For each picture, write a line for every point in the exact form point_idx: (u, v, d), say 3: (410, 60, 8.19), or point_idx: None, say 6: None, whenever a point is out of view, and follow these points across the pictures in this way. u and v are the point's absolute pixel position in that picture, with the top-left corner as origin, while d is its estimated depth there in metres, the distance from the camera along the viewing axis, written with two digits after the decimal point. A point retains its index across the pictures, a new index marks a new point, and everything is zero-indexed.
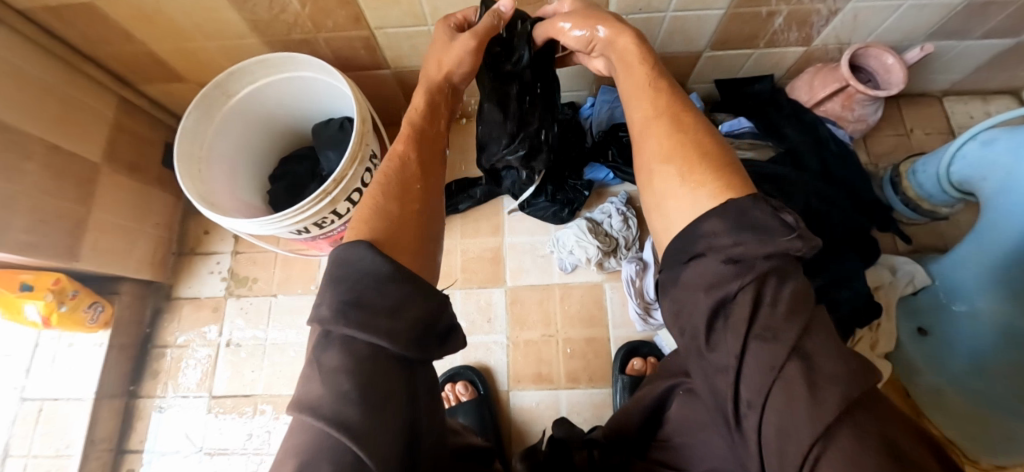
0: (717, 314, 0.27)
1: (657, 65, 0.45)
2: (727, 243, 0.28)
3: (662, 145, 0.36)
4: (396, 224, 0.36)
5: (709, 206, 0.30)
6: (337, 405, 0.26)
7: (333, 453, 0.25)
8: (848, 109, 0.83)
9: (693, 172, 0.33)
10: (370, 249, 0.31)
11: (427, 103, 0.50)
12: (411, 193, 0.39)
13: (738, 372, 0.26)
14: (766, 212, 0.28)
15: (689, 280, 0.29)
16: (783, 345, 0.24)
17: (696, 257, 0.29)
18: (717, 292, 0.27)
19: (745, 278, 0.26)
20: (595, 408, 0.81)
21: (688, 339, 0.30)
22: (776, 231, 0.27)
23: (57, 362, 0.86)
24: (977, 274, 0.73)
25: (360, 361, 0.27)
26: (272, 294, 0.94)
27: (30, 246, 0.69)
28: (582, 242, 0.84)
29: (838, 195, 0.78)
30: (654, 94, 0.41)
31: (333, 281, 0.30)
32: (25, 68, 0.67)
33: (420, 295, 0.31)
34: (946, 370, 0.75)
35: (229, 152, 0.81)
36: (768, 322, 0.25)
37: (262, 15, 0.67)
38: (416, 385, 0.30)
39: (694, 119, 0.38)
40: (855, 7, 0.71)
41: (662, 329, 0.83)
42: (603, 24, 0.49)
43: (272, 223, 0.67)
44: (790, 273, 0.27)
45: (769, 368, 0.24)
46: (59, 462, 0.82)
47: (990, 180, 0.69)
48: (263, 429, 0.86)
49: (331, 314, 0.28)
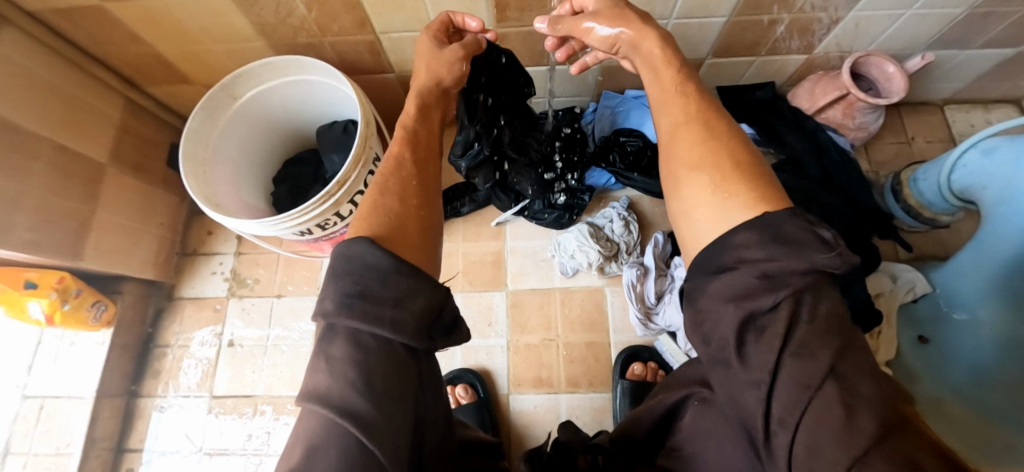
0: (746, 329, 0.27)
1: (684, 67, 0.44)
2: (760, 257, 0.27)
3: (691, 152, 0.36)
4: (396, 222, 0.36)
5: (743, 216, 0.30)
6: (343, 395, 0.27)
7: (343, 439, 0.27)
8: (848, 117, 0.83)
9: (725, 180, 0.32)
10: (372, 245, 0.32)
11: (417, 106, 0.49)
12: (409, 190, 0.40)
13: (771, 387, 0.25)
14: (799, 227, 0.27)
15: (717, 292, 0.28)
16: (820, 363, 0.24)
17: (726, 270, 0.28)
18: (749, 305, 0.26)
19: (782, 293, 0.25)
20: (595, 413, 0.81)
21: (711, 352, 0.29)
22: (813, 246, 0.26)
23: (59, 361, 0.86)
24: (979, 283, 0.73)
25: (366, 353, 0.28)
26: (274, 295, 0.94)
27: (34, 245, 0.70)
28: (583, 246, 0.84)
29: (839, 202, 0.78)
30: (684, 99, 0.40)
31: (337, 274, 0.31)
32: (34, 69, 0.68)
33: (424, 288, 0.31)
34: (948, 380, 0.75)
35: (233, 153, 0.82)
36: (804, 338, 0.25)
37: (269, 19, 0.68)
38: (422, 374, 0.31)
39: (726, 125, 0.37)
40: (856, 16, 0.72)
41: (662, 334, 0.83)
42: (627, 25, 0.47)
43: (275, 225, 0.67)
44: (823, 288, 0.27)
45: (806, 386, 0.24)
46: (59, 461, 0.82)
47: (990, 190, 0.70)
48: (262, 430, 0.86)
49: (336, 308, 0.29)
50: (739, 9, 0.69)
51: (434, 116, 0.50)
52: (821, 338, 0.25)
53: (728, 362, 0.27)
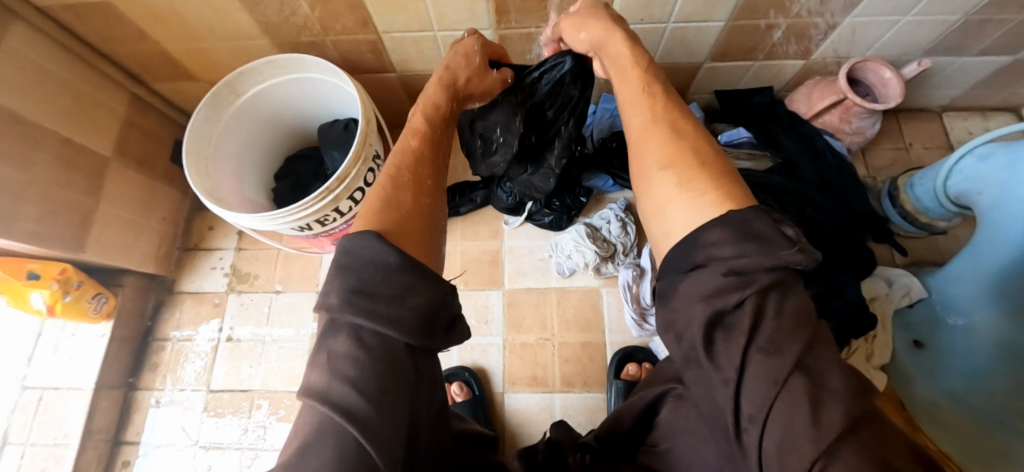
0: (714, 327, 0.27)
1: (652, 69, 0.45)
2: (728, 254, 0.27)
3: (661, 152, 0.36)
4: (404, 218, 0.36)
5: (711, 214, 0.30)
6: (342, 392, 0.27)
7: (339, 437, 0.26)
8: (845, 121, 0.84)
9: (692, 180, 0.33)
10: (379, 240, 0.32)
11: (442, 98, 0.50)
12: (422, 187, 0.40)
13: (740, 384, 0.26)
14: (767, 225, 0.27)
15: (688, 291, 0.29)
16: (787, 359, 0.24)
17: (695, 268, 0.29)
18: (717, 303, 0.27)
19: (748, 290, 0.26)
20: (589, 413, 0.81)
21: (686, 351, 0.29)
22: (778, 243, 0.27)
23: (60, 352, 0.87)
24: (973, 288, 0.74)
25: (366, 349, 0.28)
26: (273, 291, 0.95)
27: (37, 236, 0.71)
28: (580, 246, 0.85)
29: (835, 206, 0.78)
30: (651, 100, 0.41)
31: (340, 270, 0.31)
32: (42, 63, 0.69)
33: (425, 285, 0.32)
34: (942, 383, 0.75)
35: (235, 150, 0.82)
36: (772, 334, 0.25)
37: (272, 17, 0.69)
38: (421, 373, 0.31)
39: (692, 127, 0.38)
40: (853, 22, 0.73)
41: (657, 336, 0.83)
42: (590, 29, 0.51)
43: (273, 220, 0.68)
44: (790, 286, 0.27)
45: (773, 382, 0.24)
46: (56, 452, 0.83)
47: (984, 195, 0.71)
48: (258, 425, 0.87)
49: (338, 303, 0.29)
50: (737, 13, 0.70)
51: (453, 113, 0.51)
52: (789, 333, 0.25)
53: (701, 360, 0.28)
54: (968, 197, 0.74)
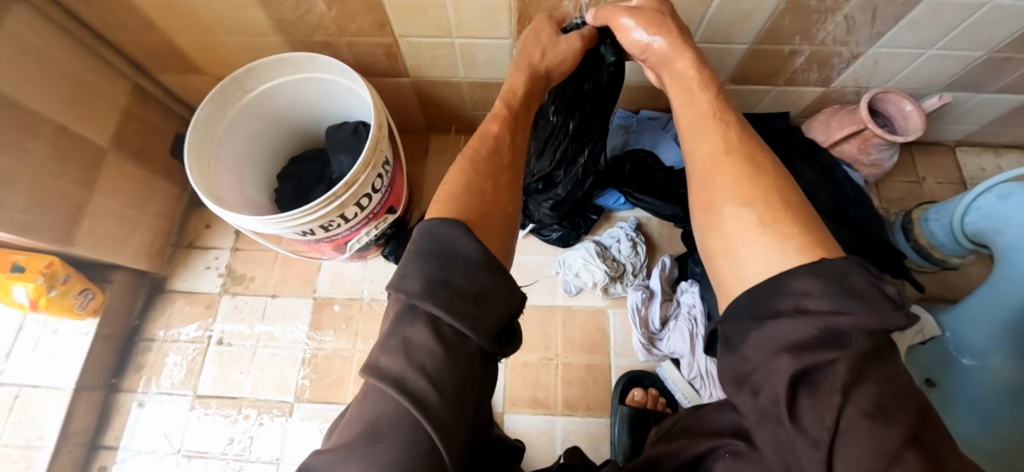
0: (799, 383, 0.25)
1: (719, 92, 0.45)
2: (824, 309, 0.26)
3: (736, 187, 0.36)
4: (486, 213, 0.37)
5: (795, 260, 0.29)
6: (419, 385, 0.26)
7: (413, 434, 0.26)
8: (864, 152, 0.83)
9: (775, 220, 0.32)
10: (467, 233, 0.32)
11: (525, 88, 0.50)
12: (502, 180, 0.42)
13: (832, 449, 0.24)
14: (866, 279, 0.26)
15: (766, 339, 0.27)
16: (899, 431, 0.23)
17: (778, 315, 0.27)
18: (807, 358, 0.25)
19: (848, 351, 0.24)
20: (591, 439, 0.79)
21: (762, 406, 0.27)
22: (882, 302, 0.25)
23: (40, 348, 0.83)
24: (989, 329, 0.73)
25: (445, 346, 0.28)
26: (268, 294, 0.92)
27: (25, 227, 0.67)
28: (589, 265, 0.83)
29: (850, 238, 0.77)
30: (724, 129, 0.41)
31: (424, 255, 0.31)
32: (44, 48, 0.67)
33: (506, 290, 0.31)
34: (953, 425, 0.72)
35: (238, 148, 0.80)
36: (878, 400, 0.23)
37: (287, 14, 0.67)
38: (487, 379, 0.30)
39: (770, 163, 0.37)
40: (876, 53, 0.72)
41: (665, 361, 0.81)
42: (663, 35, 0.47)
43: (278, 223, 0.65)
44: (889, 352, 0.26)
45: (883, 454, 0.22)
46: (29, 454, 0.78)
47: (1005, 234, 0.70)
48: (245, 435, 0.83)
49: (420, 290, 0.29)
50: (761, 37, 0.69)
51: (533, 104, 0.51)
52: (899, 403, 0.24)
53: (782, 419, 0.26)
54: (986, 236, 0.73)
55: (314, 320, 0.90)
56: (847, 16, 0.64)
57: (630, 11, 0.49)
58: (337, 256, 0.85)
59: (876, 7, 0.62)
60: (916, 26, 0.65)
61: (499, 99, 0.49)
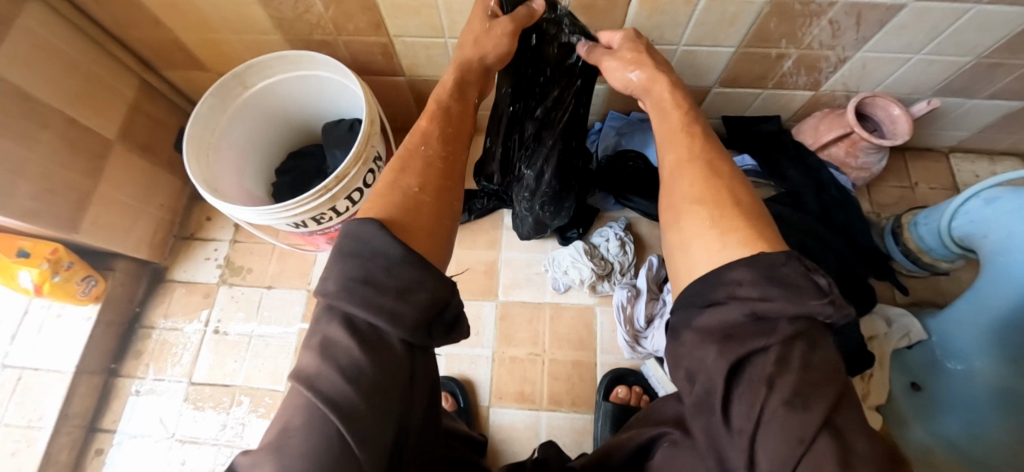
0: (735, 374, 0.28)
1: (692, 110, 0.46)
2: (752, 295, 0.29)
3: (692, 188, 0.39)
4: (409, 207, 0.38)
5: (738, 253, 0.32)
6: (333, 384, 0.28)
7: (323, 428, 0.27)
8: (851, 155, 0.84)
9: (725, 217, 0.35)
10: (381, 230, 0.33)
11: (455, 80, 0.51)
12: (429, 171, 0.42)
13: (754, 437, 0.26)
14: (796, 270, 0.29)
15: (705, 326, 0.30)
16: (814, 416, 0.25)
17: (714, 304, 0.30)
18: (738, 348, 0.28)
19: (773, 336, 0.27)
20: (575, 434, 0.79)
21: (698, 395, 0.30)
22: (809, 292, 0.28)
23: (43, 332, 0.86)
24: (980, 336, 0.72)
25: (363, 341, 0.29)
26: (265, 286, 0.94)
27: (33, 213, 0.70)
28: (577, 263, 0.84)
29: (834, 239, 0.77)
30: (691, 139, 0.43)
31: (344, 256, 0.32)
32: (55, 42, 0.70)
33: (430, 283, 0.32)
34: (937, 429, 0.73)
35: (239, 141, 0.83)
36: (797, 386, 0.26)
37: (287, 14, 0.70)
38: (414, 371, 0.32)
39: (728, 168, 0.40)
40: (863, 57, 0.73)
41: (649, 359, 0.82)
42: (640, 69, 0.51)
43: (272, 214, 0.67)
44: (818, 340, 0.28)
45: (798, 440, 0.25)
46: (29, 434, 0.81)
47: (990, 238, 0.69)
48: (238, 422, 0.85)
49: (339, 290, 0.31)
50: (748, 40, 0.70)
51: (470, 93, 0.52)
52: (817, 387, 0.26)
53: (715, 407, 0.29)
54: (972, 240, 0.73)
55: (308, 312, 0.92)
56: (832, 20, 0.64)
57: (612, 55, 0.54)
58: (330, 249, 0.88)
59: (861, 12, 0.62)
60: (900, 31, 0.66)
61: (432, 96, 0.50)
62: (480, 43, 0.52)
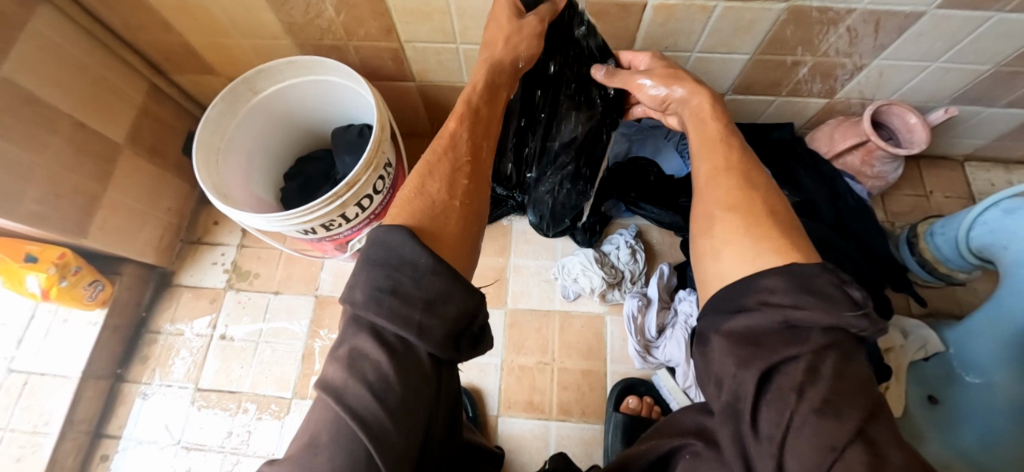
0: (765, 382, 0.27)
1: (729, 122, 0.46)
2: (784, 303, 0.28)
3: (726, 196, 0.38)
4: (437, 215, 0.38)
5: (773, 260, 0.31)
6: (358, 398, 0.27)
7: (350, 444, 0.27)
8: (867, 165, 0.83)
9: (758, 226, 0.34)
10: (411, 239, 0.33)
11: (486, 82, 0.50)
12: (457, 176, 0.42)
13: (785, 444, 0.25)
14: (831, 282, 0.28)
15: (733, 332, 0.29)
16: (848, 426, 0.24)
17: (745, 310, 0.30)
18: (768, 356, 0.27)
19: (803, 347, 0.26)
20: (585, 445, 0.78)
21: (729, 407, 0.29)
22: (842, 303, 0.27)
23: (50, 336, 0.85)
24: (997, 351, 0.71)
25: (393, 353, 0.29)
26: (271, 291, 0.94)
27: (39, 218, 0.70)
28: (587, 271, 0.83)
29: (851, 250, 0.76)
30: (726, 149, 0.42)
31: (369, 264, 0.32)
32: (65, 46, 0.69)
33: (458, 294, 0.31)
34: (952, 443, 0.71)
35: (246, 146, 0.82)
36: (828, 397, 0.25)
37: (297, 19, 0.69)
38: (440, 386, 0.31)
39: (764, 179, 0.39)
40: (880, 64, 0.72)
41: (661, 369, 0.80)
42: (682, 85, 0.50)
43: (281, 221, 0.67)
44: (850, 353, 0.27)
45: (829, 448, 0.23)
46: (35, 440, 0.80)
47: (1011, 250, 0.68)
48: (244, 429, 0.84)
49: (366, 299, 0.30)
50: (764, 47, 0.69)
51: (500, 95, 0.51)
52: (849, 398, 0.25)
53: (743, 416, 0.27)
54: (992, 251, 0.71)
55: (316, 317, 0.91)
56: (849, 28, 0.64)
57: (647, 74, 0.53)
58: (339, 255, 0.87)
59: (879, 20, 0.62)
60: (919, 39, 0.65)
61: (460, 96, 0.49)
62: (511, 42, 0.51)
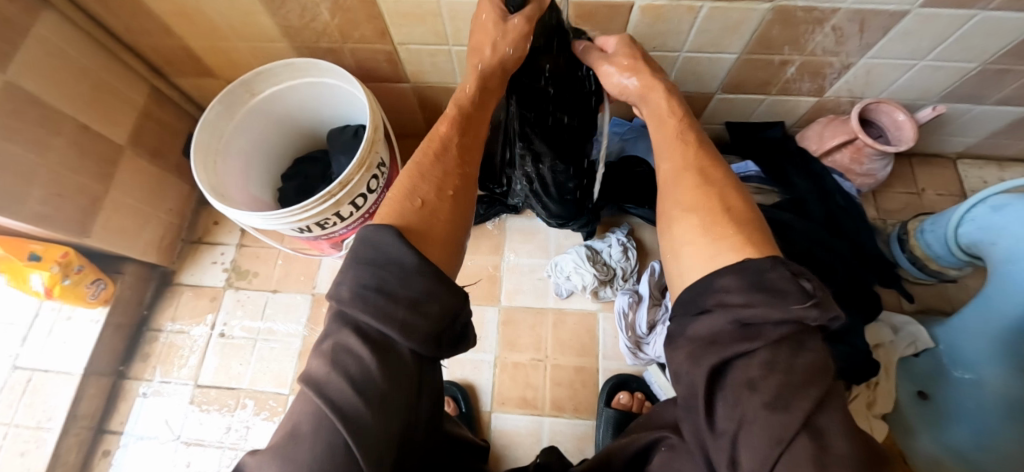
0: (719, 379, 0.28)
1: (688, 119, 0.47)
2: (737, 302, 0.28)
3: (686, 196, 0.39)
4: (425, 216, 0.38)
5: (731, 258, 0.32)
6: (339, 392, 0.28)
7: (331, 434, 0.28)
8: (857, 162, 0.83)
9: (715, 224, 0.35)
10: (397, 239, 0.34)
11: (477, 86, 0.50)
12: (447, 180, 0.43)
13: (738, 439, 0.26)
14: (783, 276, 0.28)
15: (695, 334, 0.30)
16: (796, 416, 0.24)
17: (704, 311, 0.30)
18: (720, 352, 0.28)
19: (757, 341, 0.27)
20: (577, 441, 0.79)
21: (686, 398, 0.30)
22: (791, 296, 0.27)
23: (54, 334, 0.87)
24: (984, 347, 0.72)
25: (377, 349, 0.30)
26: (270, 289, 0.95)
27: (43, 218, 0.71)
28: (579, 269, 0.84)
29: (840, 247, 0.77)
30: (684, 147, 0.44)
31: (358, 263, 0.33)
32: (68, 50, 0.71)
33: (442, 294, 0.32)
34: (945, 438, 0.72)
35: (244, 148, 0.83)
36: (780, 389, 0.25)
37: (293, 22, 0.71)
38: (422, 381, 0.32)
39: (721, 174, 0.41)
40: (868, 63, 0.72)
41: (652, 365, 0.81)
42: (639, 77, 0.50)
43: (275, 219, 0.68)
44: (804, 342, 0.27)
45: (778, 440, 0.24)
46: (38, 435, 0.82)
47: (999, 245, 0.68)
48: (242, 424, 0.85)
49: (351, 296, 0.31)
50: (752, 47, 0.70)
51: (489, 102, 0.51)
52: (799, 389, 0.25)
53: (698, 409, 0.29)
54: (980, 247, 0.72)
55: (312, 315, 0.93)
56: (835, 27, 0.64)
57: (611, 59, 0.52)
58: (334, 253, 0.89)
59: (865, 18, 0.62)
60: (905, 37, 0.66)
61: (451, 100, 0.50)
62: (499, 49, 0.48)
